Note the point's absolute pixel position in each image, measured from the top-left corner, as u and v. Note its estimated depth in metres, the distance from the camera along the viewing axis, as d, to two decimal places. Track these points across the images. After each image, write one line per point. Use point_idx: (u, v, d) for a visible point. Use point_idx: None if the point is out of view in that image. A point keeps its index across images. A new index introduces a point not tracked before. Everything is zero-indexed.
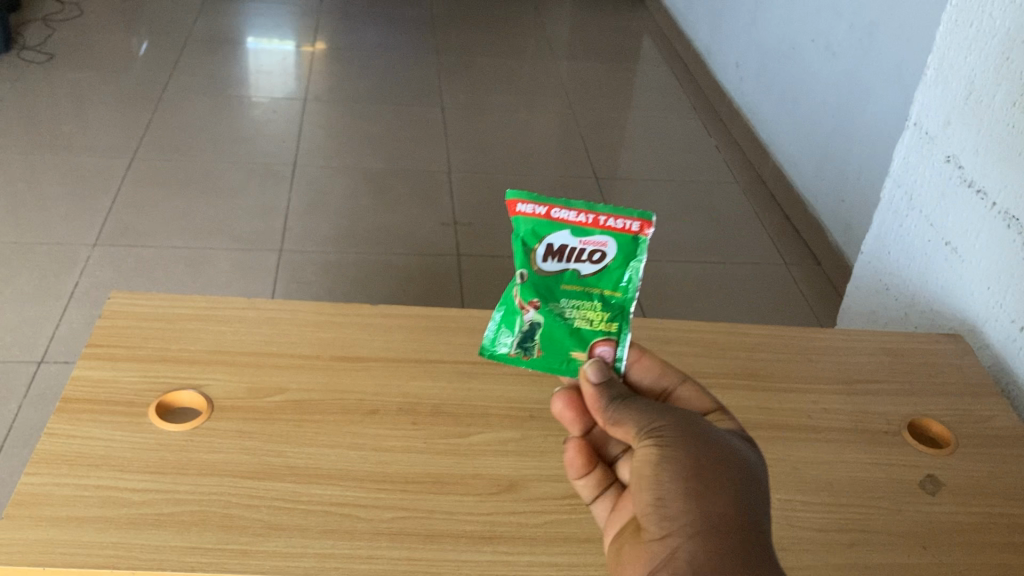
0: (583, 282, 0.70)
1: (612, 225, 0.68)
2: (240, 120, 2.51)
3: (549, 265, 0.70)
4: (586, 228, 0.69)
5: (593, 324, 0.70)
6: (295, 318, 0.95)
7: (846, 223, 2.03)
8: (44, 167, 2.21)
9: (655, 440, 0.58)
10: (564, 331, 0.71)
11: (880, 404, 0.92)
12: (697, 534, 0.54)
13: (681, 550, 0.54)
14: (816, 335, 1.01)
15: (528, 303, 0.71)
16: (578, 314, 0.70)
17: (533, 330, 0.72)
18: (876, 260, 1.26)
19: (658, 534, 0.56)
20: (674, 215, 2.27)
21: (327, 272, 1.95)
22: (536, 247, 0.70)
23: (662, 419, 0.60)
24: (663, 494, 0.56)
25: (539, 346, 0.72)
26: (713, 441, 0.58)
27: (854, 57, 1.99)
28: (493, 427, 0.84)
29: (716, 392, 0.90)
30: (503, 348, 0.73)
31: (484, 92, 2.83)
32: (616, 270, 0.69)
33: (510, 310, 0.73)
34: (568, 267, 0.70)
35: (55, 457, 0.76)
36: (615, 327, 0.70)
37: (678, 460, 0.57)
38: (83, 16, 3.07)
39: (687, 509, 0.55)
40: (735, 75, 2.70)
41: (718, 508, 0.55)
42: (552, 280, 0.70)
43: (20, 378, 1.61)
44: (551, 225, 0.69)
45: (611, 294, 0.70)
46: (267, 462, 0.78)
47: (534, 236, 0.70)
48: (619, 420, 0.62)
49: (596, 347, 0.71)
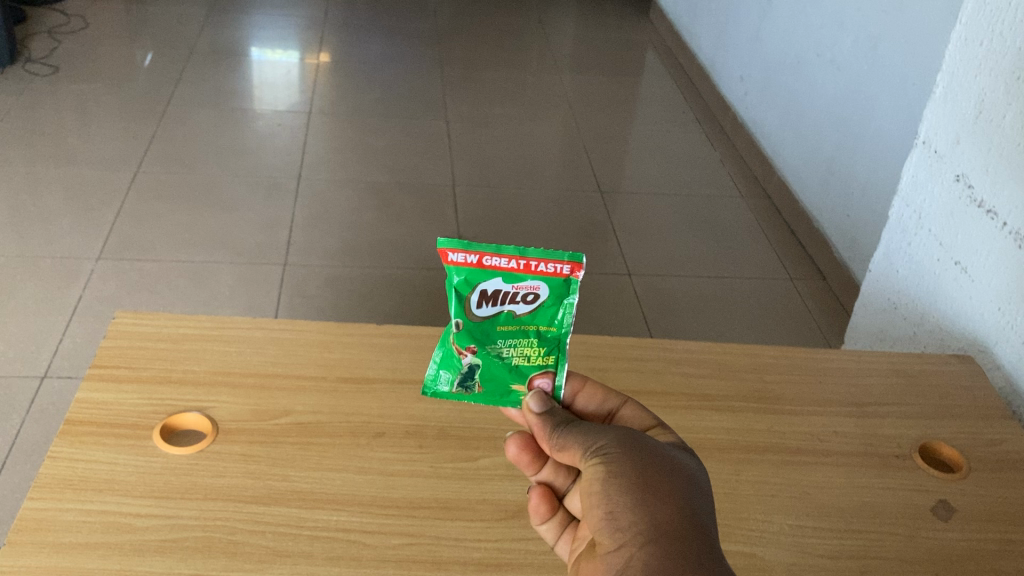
0: (518, 323, 0.69)
1: (544, 270, 0.67)
2: (245, 133, 2.51)
3: (483, 311, 0.68)
4: (517, 273, 0.67)
5: (531, 360, 0.71)
6: (300, 338, 0.94)
7: (852, 238, 2.03)
8: (48, 179, 2.21)
9: (601, 457, 0.60)
10: (502, 368, 0.71)
11: (891, 427, 0.91)
12: (650, 544, 0.55)
13: (635, 559, 0.55)
14: (827, 356, 1.00)
15: (465, 349, 0.70)
16: (516, 353, 0.70)
17: (472, 371, 0.71)
18: (884, 278, 1.25)
19: (613, 546, 0.57)
20: (679, 229, 2.26)
21: (332, 286, 1.95)
22: (471, 296, 0.68)
23: (605, 436, 0.62)
24: (614, 508, 0.58)
25: (480, 384, 0.72)
26: (657, 453, 0.60)
27: (859, 71, 1.99)
28: (500, 450, 0.83)
29: (725, 415, 0.89)
30: (444, 386, 0.73)
31: (489, 105, 2.83)
32: (551, 308, 0.68)
33: (448, 350, 0.72)
34: (502, 310, 0.68)
35: (58, 482, 0.76)
36: (552, 359, 0.71)
37: (626, 474, 0.59)
38: (89, 28, 3.08)
39: (638, 520, 0.56)
40: (739, 87, 2.70)
41: (667, 517, 0.56)
42: (487, 324, 0.69)
43: (23, 393, 1.61)
44: (482, 273, 0.67)
45: (547, 330, 0.69)
46: (273, 486, 0.77)
47: (467, 285, 0.67)
48: (564, 445, 0.63)
49: (535, 380, 0.71)
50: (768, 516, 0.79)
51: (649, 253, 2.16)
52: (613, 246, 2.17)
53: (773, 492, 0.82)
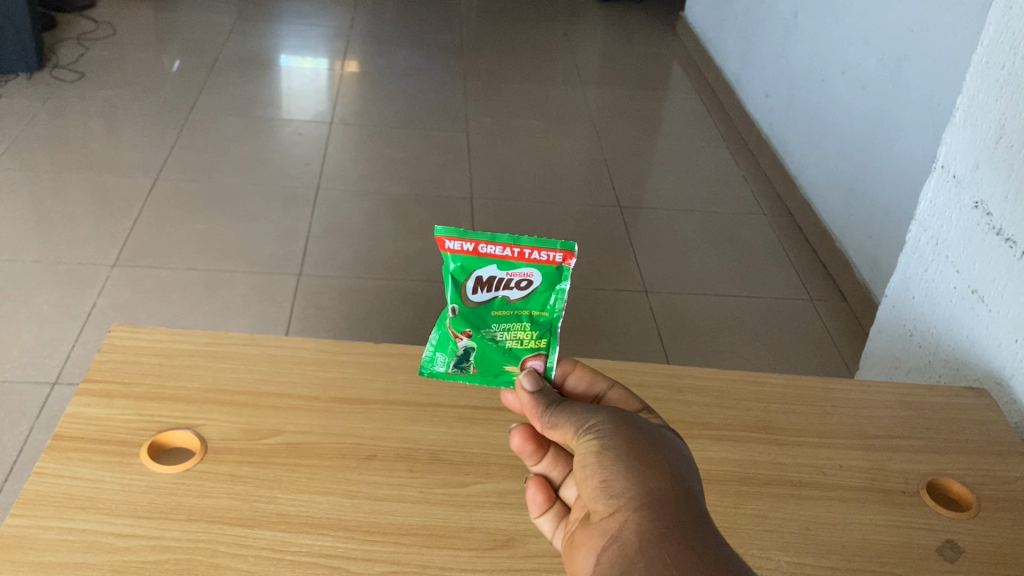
0: (512, 308, 0.70)
1: (537, 257, 0.67)
2: (267, 142, 2.51)
3: (479, 297, 0.69)
4: (511, 261, 0.67)
5: (523, 342, 0.71)
6: (296, 356, 0.93)
7: (874, 260, 1.99)
8: (70, 185, 2.22)
9: (595, 433, 0.60)
10: (496, 351, 0.72)
11: (898, 462, 0.88)
12: (641, 505, 0.55)
13: (627, 520, 0.54)
14: (836, 385, 0.97)
15: (460, 332, 0.71)
16: (509, 335, 0.71)
17: (468, 353, 0.72)
18: (900, 304, 1.22)
19: (606, 511, 0.56)
20: (699, 247, 2.23)
21: (345, 298, 1.94)
22: (467, 282, 0.68)
23: (597, 413, 0.62)
24: (607, 476, 0.57)
25: (474, 365, 0.72)
26: (648, 429, 0.60)
27: (883, 91, 1.96)
28: (493, 477, 0.81)
29: (727, 445, 0.87)
30: (440, 368, 0.73)
31: (512, 118, 2.82)
32: (543, 293, 0.69)
33: (442, 331, 0.72)
34: (496, 296, 0.69)
35: (41, 499, 0.75)
36: (544, 342, 0.71)
37: (618, 445, 0.58)
38: (117, 34, 3.11)
39: (629, 484, 0.56)
40: (764, 104, 2.67)
41: (659, 481, 0.56)
42: (482, 309, 0.69)
43: (32, 400, 1.61)
44: (478, 260, 0.67)
45: (539, 314, 0.70)
46: (259, 508, 0.76)
47: (463, 271, 0.68)
48: (558, 426, 0.64)
49: (527, 361, 0.72)
50: (767, 552, 0.77)
51: (667, 271, 2.13)
52: (632, 263, 2.14)
53: (773, 526, 0.79)
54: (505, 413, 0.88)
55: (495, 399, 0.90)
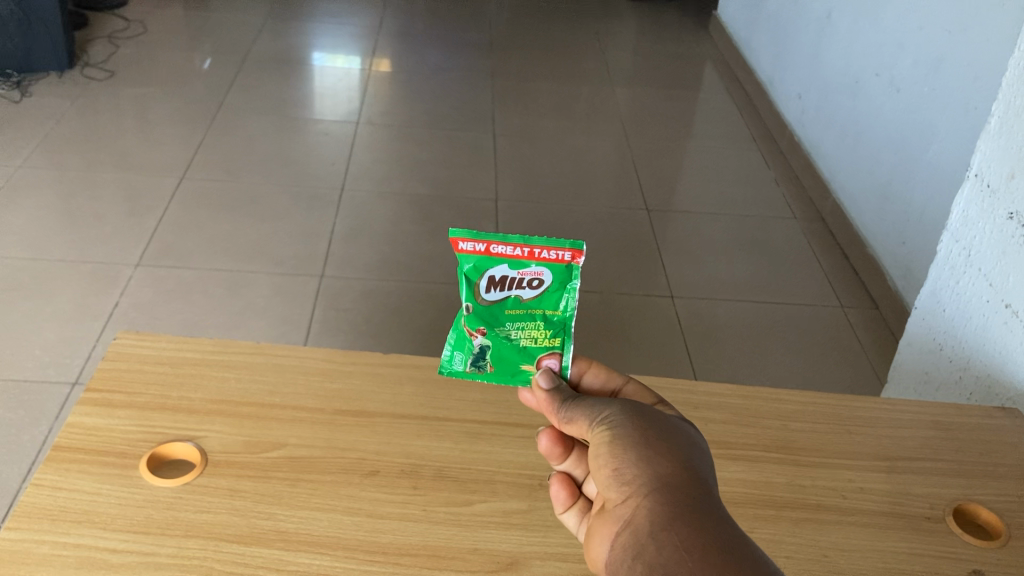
0: (525, 307, 0.67)
1: (546, 257, 0.64)
2: (295, 141, 2.50)
3: (493, 296, 0.66)
4: (522, 260, 0.65)
5: (538, 341, 0.68)
6: (303, 366, 0.91)
7: (907, 267, 1.94)
8: (98, 183, 2.22)
9: (606, 424, 0.59)
10: (511, 350, 0.69)
11: (923, 485, 0.84)
12: (651, 490, 0.53)
13: (637, 506, 0.53)
14: (860, 402, 0.94)
15: (475, 330, 0.68)
16: (523, 334, 0.68)
17: (483, 351, 0.70)
18: (930, 317, 1.18)
19: (618, 499, 0.54)
20: (728, 251, 2.19)
21: (366, 300, 1.92)
22: (479, 282, 0.65)
23: (610, 404, 0.60)
24: (618, 464, 0.56)
25: (491, 364, 0.70)
26: (660, 418, 0.58)
27: (918, 94, 1.91)
28: (499, 496, 0.79)
29: (743, 466, 0.84)
30: (458, 366, 0.71)
31: (540, 118, 2.79)
32: (555, 293, 0.66)
33: (459, 330, 0.70)
34: (510, 295, 0.66)
35: (37, 511, 0.73)
36: (559, 341, 0.68)
37: (629, 434, 0.57)
38: (148, 33, 3.12)
39: (640, 471, 0.54)
40: (797, 106, 2.62)
41: (670, 467, 0.54)
42: (495, 308, 0.67)
43: (52, 399, 1.60)
44: (490, 260, 0.65)
45: (553, 314, 0.67)
46: (257, 525, 0.74)
47: (477, 271, 0.65)
48: (572, 419, 0.62)
49: (542, 360, 0.69)
50: None
51: (694, 275, 2.09)
52: (658, 267, 2.10)
53: (789, 552, 0.76)
54: (514, 429, 0.86)
55: (505, 414, 0.87)
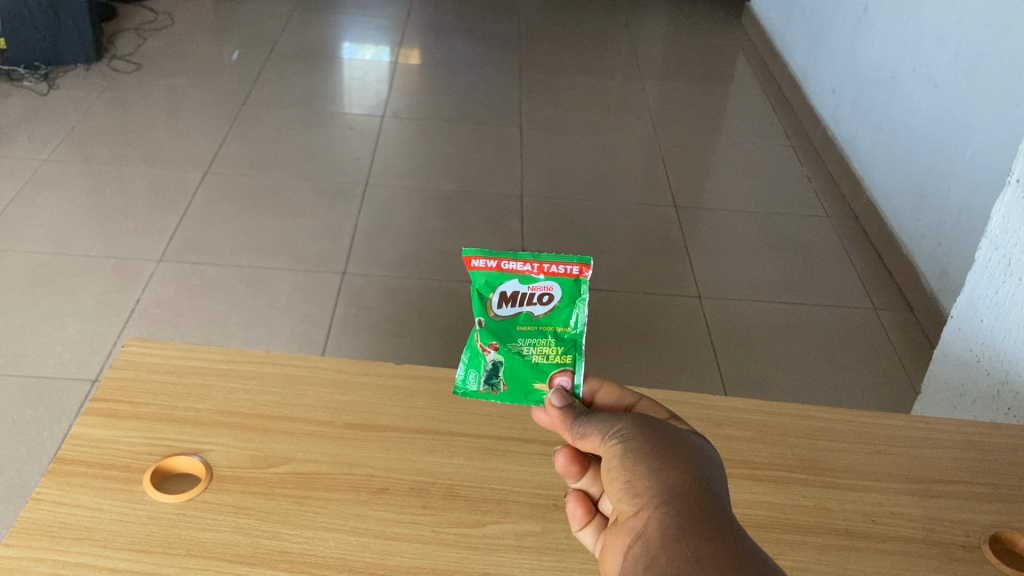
0: (537, 323, 0.66)
1: (555, 270, 0.64)
2: (320, 135, 2.47)
3: (504, 311, 0.65)
4: (532, 274, 0.64)
5: (549, 358, 0.66)
6: (314, 376, 0.89)
7: (943, 269, 1.88)
8: (123, 176, 2.19)
9: (618, 437, 0.56)
10: (524, 367, 0.67)
11: (957, 511, 0.80)
12: (665, 502, 0.50)
13: (651, 518, 0.50)
14: (891, 420, 0.90)
15: (487, 345, 0.67)
16: (535, 350, 0.66)
17: (496, 368, 0.68)
18: (968, 326, 1.14)
19: (631, 511, 0.51)
20: (759, 251, 2.14)
21: (389, 298, 1.88)
22: (491, 297, 0.65)
23: (621, 417, 0.58)
24: (631, 477, 0.53)
25: (504, 382, 0.68)
26: (674, 430, 0.56)
27: (957, 89, 1.85)
28: (511, 517, 0.76)
29: (768, 487, 0.80)
30: (471, 386, 0.69)
31: (569, 113, 2.74)
32: (565, 309, 0.65)
33: (472, 348, 0.69)
34: (521, 311, 0.65)
35: (37, 527, 0.72)
36: (571, 358, 0.66)
37: (642, 446, 0.54)
38: (176, 25, 3.11)
39: (653, 482, 0.51)
40: (831, 101, 2.56)
41: (684, 480, 0.51)
42: (507, 323, 0.66)
43: (72, 397, 1.55)
44: (501, 276, 0.64)
45: (564, 330, 0.66)
46: (261, 544, 0.72)
47: (488, 287, 0.64)
48: (582, 433, 0.59)
49: (555, 378, 0.67)
50: None
51: (723, 275, 2.04)
52: (686, 266, 2.06)
53: None
54: (529, 446, 0.83)
55: (519, 430, 0.85)
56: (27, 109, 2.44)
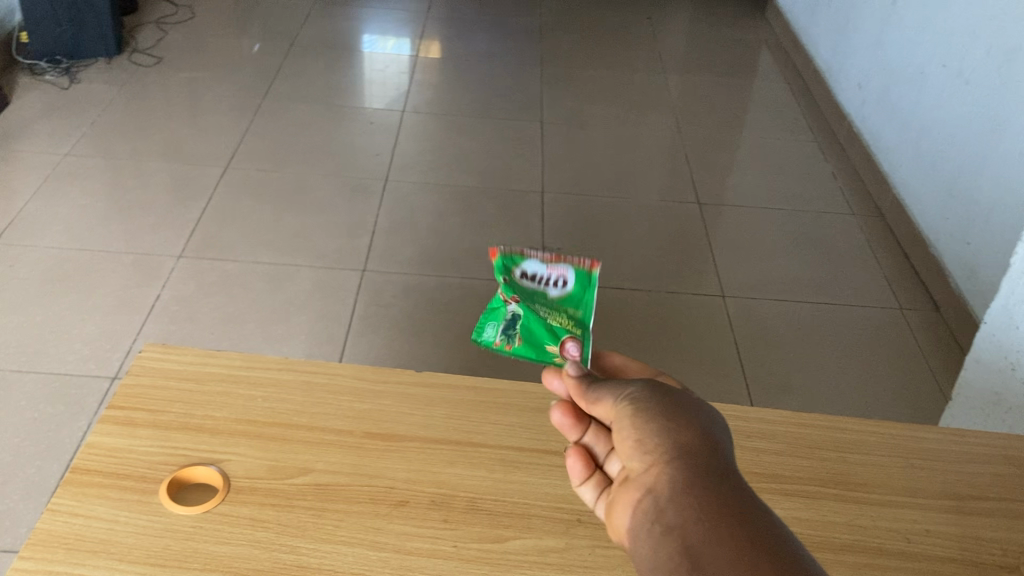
0: (553, 299, 0.77)
1: (573, 259, 0.78)
2: (340, 130, 2.46)
3: (525, 283, 0.77)
4: (551, 261, 0.78)
5: (562, 326, 0.74)
6: (333, 384, 0.87)
7: (972, 269, 1.84)
8: (144, 171, 2.19)
9: (628, 397, 0.55)
10: (538, 328, 0.75)
11: (993, 530, 0.78)
12: (676, 458, 0.49)
13: (660, 474, 0.48)
14: (926, 433, 0.87)
15: (509, 299, 0.76)
16: (550, 316, 0.75)
17: (513, 326, 0.75)
18: (1002, 334, 1.11)
19: (640, 467, 0.50)
20: (783, 249, 2.11)
21: (409, 295, 1.86)
22: (515, 269, 0.77)
23: (634, 380, 0.56)
24: (641, 435, 0.51)
25: (518, 337, 0.75)
26: (686, 395, 0.54)
27: (989, 86, 1.80)
28: (534, 532, 0.74)
29: (798, 503, 0.78)
30: (488, 339, 0.76)
31: (590, 108, 2.71)
32: (579, 291, 0.77)
33: (494, 318, 0.78)
34: (539, 287, 0.77)
35: (52, 540, 0.70)
36: (581, 330, 0.74)
37: (653, 405, 0.53)
38: (196, 18, 3.10)
39: (664, 439, 0.50)
40: (857, 96, 2.51)
41: (694, 438, 0.50)
42: (527, 292, 0.76)
43: (91, 395, 1.54)
44: (526, 257, 0.78)
45: (575, 309, 0.76)
46: (278, 559, 0.70)
47: (513, 265, 0.78)
48: (593, 394, 0.58)
49: (565, 344, 0.73)
50: None
51: (747, 274, 2.01)
52: (710, 264, 2.03)
53: None
54: (552, 458, 0.81)
55: (543, 441, 0.83)
56: (49, 103, 2.44)
